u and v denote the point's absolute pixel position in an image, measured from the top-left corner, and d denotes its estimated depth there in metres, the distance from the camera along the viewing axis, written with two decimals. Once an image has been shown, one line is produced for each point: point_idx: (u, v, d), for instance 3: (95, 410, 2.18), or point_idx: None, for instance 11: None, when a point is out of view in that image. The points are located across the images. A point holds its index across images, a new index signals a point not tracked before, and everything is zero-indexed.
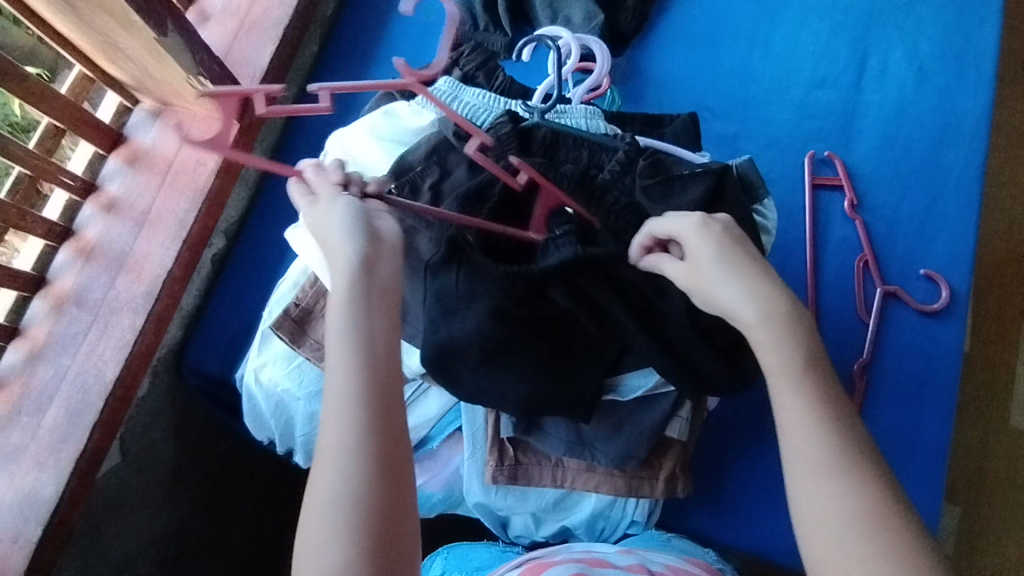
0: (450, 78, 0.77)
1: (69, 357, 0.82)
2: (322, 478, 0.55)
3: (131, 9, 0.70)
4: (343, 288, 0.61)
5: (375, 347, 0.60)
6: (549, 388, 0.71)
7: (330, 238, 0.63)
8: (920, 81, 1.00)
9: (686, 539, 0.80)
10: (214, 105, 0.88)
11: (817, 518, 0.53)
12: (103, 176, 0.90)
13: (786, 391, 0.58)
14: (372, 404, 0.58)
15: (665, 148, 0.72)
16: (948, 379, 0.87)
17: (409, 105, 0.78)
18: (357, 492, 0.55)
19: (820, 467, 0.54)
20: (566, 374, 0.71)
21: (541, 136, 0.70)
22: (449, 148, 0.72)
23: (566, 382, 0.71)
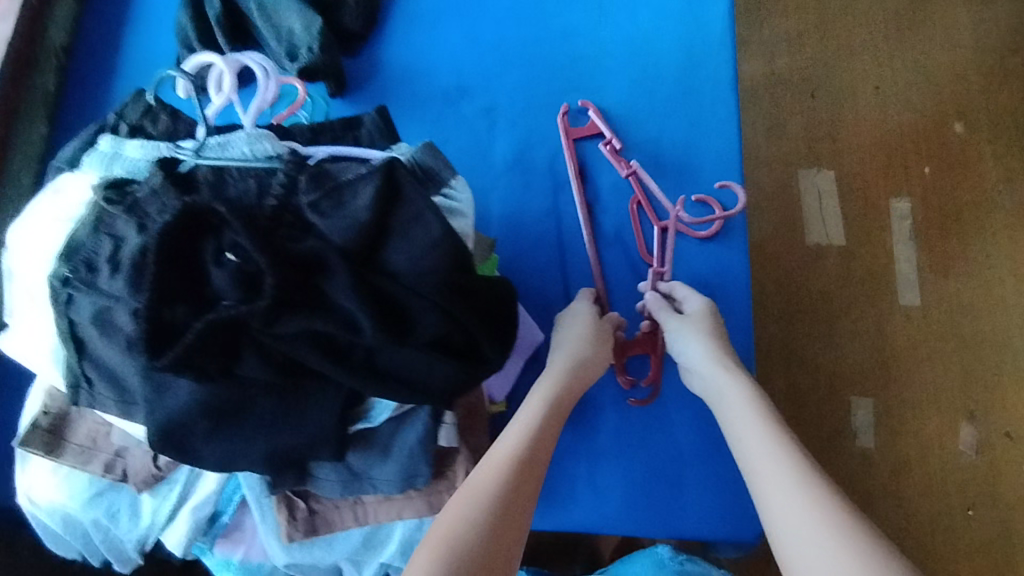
0: (112, 134, 0.70)
1: None
2: (461, 506, 0.59)
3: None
4: (567, 361, 0.76)
5: (533, 460, 0.66)
6: (289, 437, 0.65)
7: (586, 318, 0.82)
8: (660, 6, 0.97)
9: (696, 563, 0.96)
10: None
11: (783, 522, 0.62)
12: None
13: (750, 425, 0.71)
14: (512, 478, 0.63)
15: (346, 154, 0.68)
16: (736, 304, 0.86)
17: (76, 173, 0.70)
18: (474, 528, 0.57)
19: (793, 481, 0.64)
20: (306, 421, 0.65)
21: (203, 175, 0.63)
22: (111, 216, 0.65)
23: (310, 427, 0.66)
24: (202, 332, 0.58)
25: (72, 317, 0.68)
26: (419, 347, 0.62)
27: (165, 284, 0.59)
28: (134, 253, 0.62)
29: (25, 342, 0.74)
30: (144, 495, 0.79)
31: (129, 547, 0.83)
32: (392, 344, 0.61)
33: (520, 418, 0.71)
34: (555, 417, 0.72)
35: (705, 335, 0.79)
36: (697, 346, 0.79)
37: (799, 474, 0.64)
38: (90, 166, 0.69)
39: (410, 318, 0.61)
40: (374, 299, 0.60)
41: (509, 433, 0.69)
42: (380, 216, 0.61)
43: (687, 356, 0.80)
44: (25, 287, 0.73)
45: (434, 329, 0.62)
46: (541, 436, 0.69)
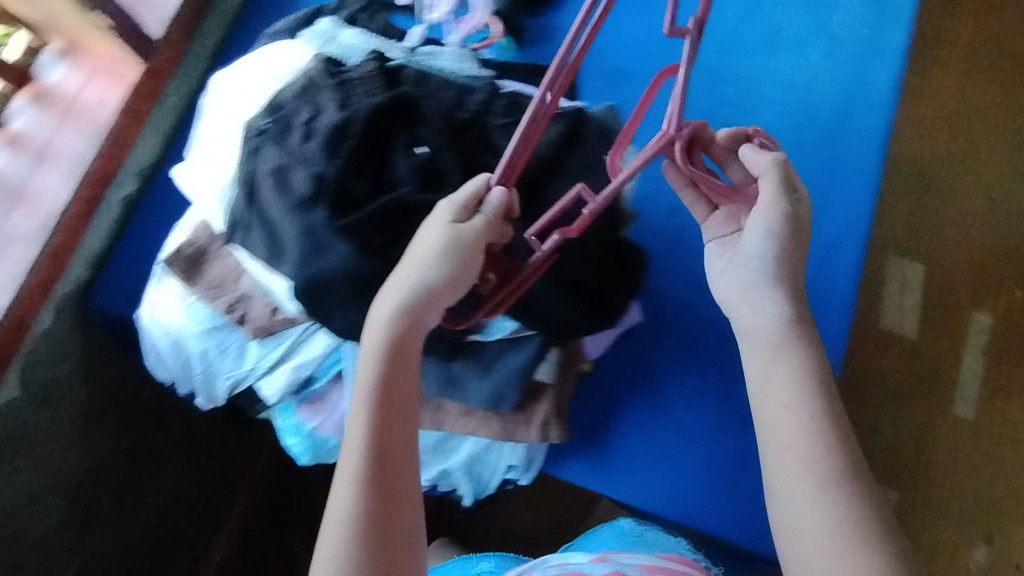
0: (333, 19, 0.77)
1: None
2: (342, 497, 0.60)
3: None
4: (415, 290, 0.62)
5: (390, 403, 0.63)
6: (414, 325, 0.72)
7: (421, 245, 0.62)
8: (834, 51, 1.00)
9: (658, 527, 0.87)
10: (115, 46, 0.92)
11: (797, 535, 0.59)
12: (9, 112, 0.91)
13: (774, 398, 0.65)
14: (370, 459, 0.61)
15: (534, 94, 0.74)
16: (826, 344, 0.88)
17: (291, 43, 0.77)
18: (356, 514, 0.59)
19: (823, 486, 0.60)
20: (439, 318, 0.71)
21: (411, 76, 0.71)
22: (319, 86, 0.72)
23: (440, 325, 0.72)
24: (385, 209, 0.66)
25: (254, 166, 0.75)
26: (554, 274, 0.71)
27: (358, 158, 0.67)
28: (333, 122, 0.69)
29: (193, 177, 0.81)
30: (254, 341, 0.86)
31: (221, 386, 0.89)
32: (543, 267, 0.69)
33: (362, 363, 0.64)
34: (403, 358, 0.63)
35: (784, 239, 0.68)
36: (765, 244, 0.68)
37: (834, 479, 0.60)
38: (307, 42, 0.76)
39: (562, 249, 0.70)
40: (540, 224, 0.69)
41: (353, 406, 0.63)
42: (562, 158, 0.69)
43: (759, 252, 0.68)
44: (219, 130, 0.80)
45: (580, 261, 0.71)
46: (375, 415, 0.62)
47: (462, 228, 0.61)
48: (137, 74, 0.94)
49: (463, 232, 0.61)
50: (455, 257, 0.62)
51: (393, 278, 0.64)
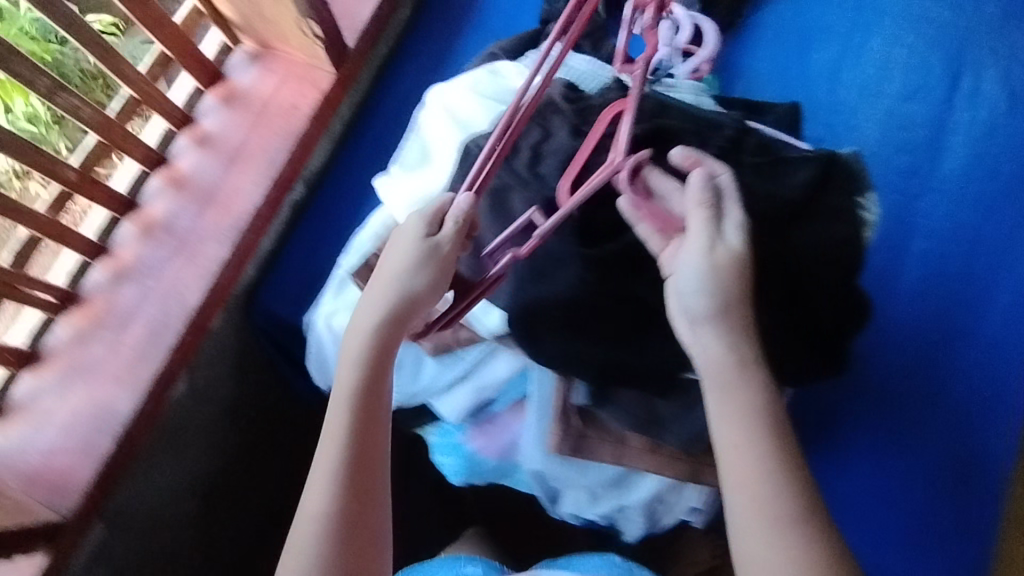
0: (558, 43, 0.76)
1: (154, 279, 0.84)
2: (315, 498, 0.65)
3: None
4: (393, 296, 0.66)
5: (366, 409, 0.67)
6: (627, 356, 0.70)
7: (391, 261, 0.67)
8: (1013, 106, 0.91)
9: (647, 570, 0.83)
10: (315, 49, 0.87)
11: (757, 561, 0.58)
12: (200, 111, 0.91)
13: (724, 436, 0.61)
14: (348, 466, 0.66)
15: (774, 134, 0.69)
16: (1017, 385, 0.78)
17: (515, 64, 0.76)
18: (327, 513, 0.64)
19: (761, 527, 0.58)
20: (656, 355, 0.70)
21: (649, 106, 0.68)
22: (552, 110, 0.71)
23: (655, 362, 0.70)
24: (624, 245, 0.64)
25: (471, 185, 0.74)
26: (780, 326, 0.66)
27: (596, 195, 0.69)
28: (570, 147, 0.68)
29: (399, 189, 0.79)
30: (430, 358, 0.85)
31: (385, 399, 0.89)
32: (768, 317, 0.66)
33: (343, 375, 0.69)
34: (385, 365, 0.67)
35: (709, 275, 0.61)
36: (704, 285, 0.61)
37: (803, 517, 0.58)
38: (532, 66, 0.75)
39: (799, 300, 0.66)
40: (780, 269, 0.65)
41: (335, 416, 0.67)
42: (805, 205, 0.66)
43: (690, 289, 0.62)
44: (428, 145, 0.79)
45: (814, 310, 0.67)
46: (357, 429, 0.67)
47: (438, 243, 0.66)
48: (328, 80, 0.91)
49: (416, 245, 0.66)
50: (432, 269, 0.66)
51: (365, 296, 0.68)
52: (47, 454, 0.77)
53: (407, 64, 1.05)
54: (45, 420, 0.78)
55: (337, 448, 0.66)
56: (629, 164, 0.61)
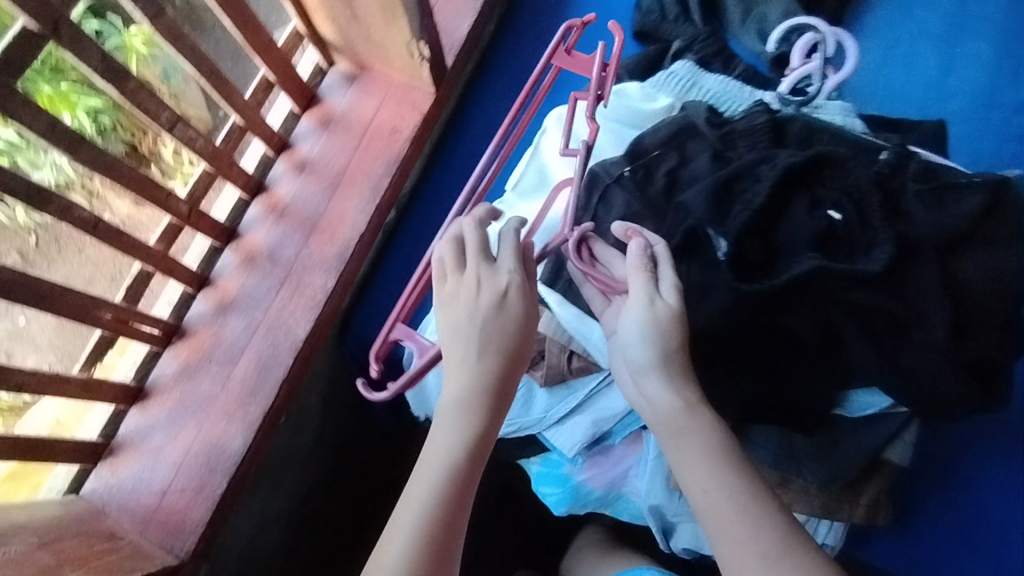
0: (686, 62, 0.73)
1: (260, 311, 0.81)
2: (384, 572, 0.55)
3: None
4: (477, 345, 0.62)
5: (458, 502, 0.59)
6: (769, 391, 0.67)
7: (476, 314, 0.63)
8: None
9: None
10: (420, 71, 0.85)
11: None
12: (297, 136, 0.89)
13: (710, 480, 0.58)
14: (437, 535, 0.57)
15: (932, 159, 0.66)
16: None
17: (643, 84, 0.73)
18: None
19: (751, 555, 0.55)
20: (809, 392, 0.66)
21: (796, 130, 0.66)
22: (691, 135, 0.68)
23: (806, 402, 0.66)
24: (793, 282, 0.60)
25: (597, 212, 0.71)
26: (952, 362, 0.62)
27: (758, 222, 0.62)
28: (714, 175, 0.65)
29: (519, 216, 0.76)
30: (541, 388, 0.82)
31: None
32: (941, 355, 0.61)
33: (426, 458, 0.61)
34: (486, 441, 0.62)
35: (659, 329, 0.59)
36: (647, 338, 0.60)
37: (782, 551, 0.55)
38: (662, 87, 0.72)
39: (965, 337, 0.62)
40: (949, 304, 0.61)
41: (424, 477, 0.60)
42: (977, 236, 0.62)
43: (635, 337, 0.61)
44: (547, 169, 0.76)
45: (984, 345, 0.62)
46: (452, 492, 0.59)
47: (507, 293, 0.63)
48: (428, 101, 0.88)
49: (475, 300, 0.63)
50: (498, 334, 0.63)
51: (454, 374, 0.63)
52: (161, 495, 0.75)
53: (494, 82, 1.03)
54: (157, 458, 0.77)
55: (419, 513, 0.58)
56: (572, 237, 0.65)
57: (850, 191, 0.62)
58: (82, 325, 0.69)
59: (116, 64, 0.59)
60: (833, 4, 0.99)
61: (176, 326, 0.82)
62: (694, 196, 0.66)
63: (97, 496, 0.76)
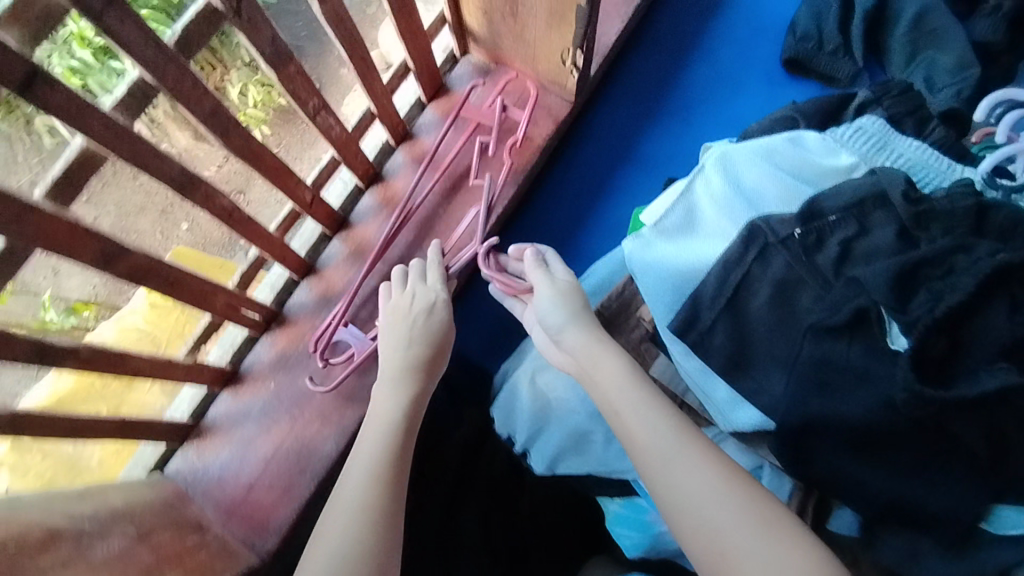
0: (877, 117, 0.67)
1: (367, 311, 0.78)
2: (334, 518, 0.56)
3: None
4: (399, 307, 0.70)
5: (402, 450, 0.62)
6: (927, 498, 0.60)
7: (398, 301, 0.71)
8: None
9: None
10: (565, 79, 0.79)
11: (671, 504, 0.56)
12: (420, 126, 0.84)
13: (622, 409, 0.61)
14: (387, 468, 0.60)
15: None
16: None
17: (824, 137, 0.67)
18: (357, 508, 0.56)
19: (653, 455, 0.57)
20: (958, 504, 0.59)
21: (998, 220, 0.60)
22: (876, 204, 0.62)
23: (953, 515, 0.60)
24: (984, 396, 0.55)
25: (751, 268, 0.66)
26: None
27: (953, 318, 0.57)
28: (897, 256, 0.60)
29: (661, 258, 0.71)
30: None
31: (580, 467, 0.82)
32: None
33: (371, 423, 0.64)
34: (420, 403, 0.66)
35: (568, 301, 0.67)
36: (557, 308, 0.67)
37: (677, 441, 0.57)
38: (846, 142, 0.66)
39: None
40: None
41: (370, 429, 0.63)
42: None
43: (546, 314, 0.68)
44: (698, 211, 0.71)
45: None
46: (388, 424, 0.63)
47: (436, 301, 0.71)
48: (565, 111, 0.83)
49: (409, 305, 0.70)
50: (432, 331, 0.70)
51: (386, 348, 0.69)
52: (247, 488, 0.73)
53: (626, 91, 0.95)
54: (246, 448, 0.74)
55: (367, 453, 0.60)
56: (480, 249, 0.73)
57: None
58: (195, 309, 0.65)
59: (283, 47, 0.54)
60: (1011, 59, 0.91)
61: (276, 313, 0.78)
62: (866, 272, 0.60)
63: (180, 477, 0.74)
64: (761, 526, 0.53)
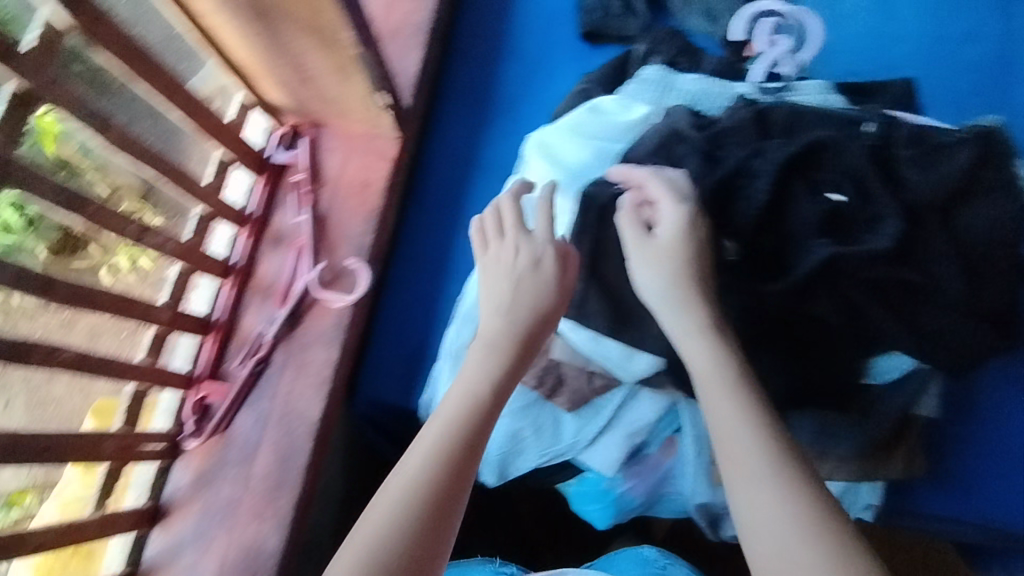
0: (654, 65, 0.73)
1: (267, 400, 0.78)
2: (371, 524, 0.54)
3: (346, 26, 0.63)
4: (510, 294, 0.66)
5: (472, 439, 0.59)
6: (816, 376, 0.66)
7: (541, 274, 0.66)
8: None
9: (681, 567, 0.84)
10: (381, 119, 0.81)
11: (720, 440, 0.56)
12: (265, 207, 0.84)
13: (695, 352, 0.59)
14: (445, 465, 0.57)
15: (913, 121, 0.67)
16: None
17: (616, 97, 0.72)
18: (405, 510, 0.55)
19: (712, 397, 0.57)
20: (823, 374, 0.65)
21: (779, 118, 0.66)
22: (677, 140, 0.67)
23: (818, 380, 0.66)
24: (812, 272, 0.61)
25: (594, 234, 0.70)
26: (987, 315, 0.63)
27: (764, 219, 0.63)
28: (706, 178, 0.64)
29: None
30: (569, 414, 0.81)
31: (526, 464, 0.83)
32: (980, 296, 0.63)
33: (449, 396, 0.62)
34: (509, 380, 0.63)
35: (671, 263, 0.61)
36: (653, 264, 0.62)
37: (725, 396, 0.57)
38: (636, 96, 0.71)
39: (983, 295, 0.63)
40: (966, 260, 0.62)
41: (437, 418, 0.61)
42: (976, 185, 0.63)
43: (650, 270, 0.62)
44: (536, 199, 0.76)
45: (997, 291, 0.63)
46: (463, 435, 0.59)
47: (541, 261, 0.66)
48: (394, 147, 0.85)
49: (514, 259, 0.68)
50: (536, 292, 0.66)
51: (485, 318, 0.67)
52: None
53: (452, 110, 1.00)
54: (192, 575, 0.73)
55: (423, 449, 0.58)
56: (311, 274, 0.79)
57: (841, 160, 0.63)
58: (88, 462, 0.65)
59: (72, 194, 0.56)
60: None
61: (180, 434, 0.77)
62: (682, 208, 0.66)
63: None
64: (807, 526, 0.50)
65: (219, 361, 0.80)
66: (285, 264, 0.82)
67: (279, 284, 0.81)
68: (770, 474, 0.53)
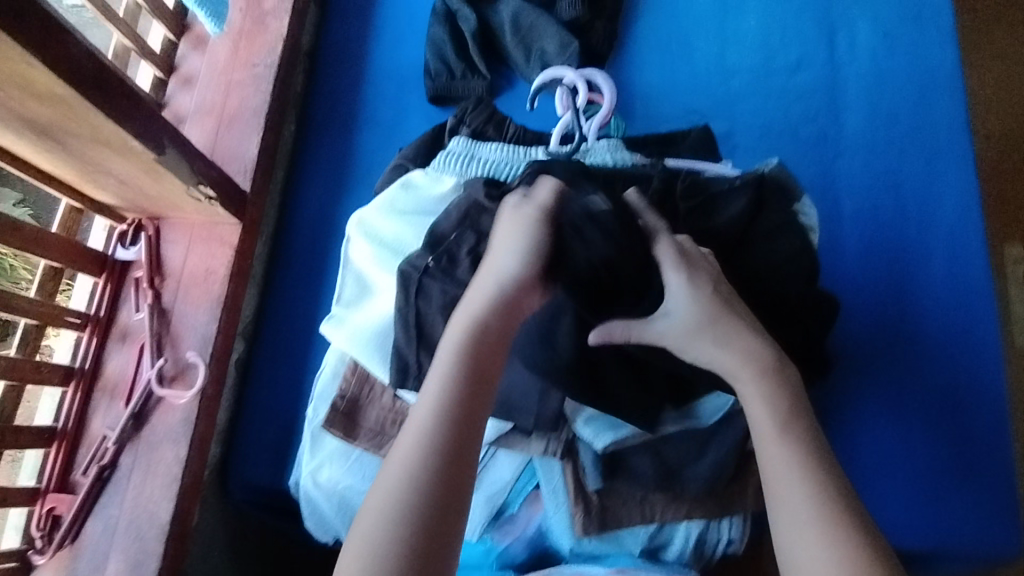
0: (461, 137, 0.76)
1: (117, 505, 0.77)
2: (374, 514, 0.54)
3: (130, 135, 0.63)
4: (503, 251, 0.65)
5: (465, 411, 0.59)
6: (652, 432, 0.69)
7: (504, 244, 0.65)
8: (878, 73, 1.00)
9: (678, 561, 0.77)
10: (215, 210, 0.82)
11: (766, 470, 0.57)
12: (110, 307, 0.84)
13: (719, 351, 0.61)
14: (441, 443, 0.57)
15: (691, 166, 0.73)
16: (978, 316, 0.85)
17: (426, 171, 0.74)
18: (402, 493, 0.55)
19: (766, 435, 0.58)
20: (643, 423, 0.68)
21: None
22: (481, 209, 0.70)
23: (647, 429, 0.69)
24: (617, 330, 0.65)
25: (419, 306, 0.70)
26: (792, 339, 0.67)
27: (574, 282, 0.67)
28: None
29: (356, 327, 0.75)
30: None
31: None
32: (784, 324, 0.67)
33: (446, 349, 0.61)
34: (496, 334, 0.62)
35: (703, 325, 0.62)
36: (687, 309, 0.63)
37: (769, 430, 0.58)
38: (444, 168, 0.73)
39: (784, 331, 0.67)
40: (756, 296, 0.66)
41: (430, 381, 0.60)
42: (759, 227, 0.68)
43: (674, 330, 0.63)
44: (365, 275, 0.76)
45: (794, 324, 0.67)
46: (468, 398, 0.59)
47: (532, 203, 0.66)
48: (236, 233, 0.86)
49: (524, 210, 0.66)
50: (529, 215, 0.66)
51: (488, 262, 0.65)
52: None
53: (310, 182, 1.02)
54: None
55: (423, 416, 0.58)
56: (150, 373, 0.79)
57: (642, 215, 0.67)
58: None
59: None
60: (602, 22, 1.04)
61: (29, 550, 0.75)
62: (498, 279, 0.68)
63: None
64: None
65: (68, 470, 0.78)
66: (129, 364, 0.81)
67: (123, 385, 0.80)
68: (806, 515, 0.54)
